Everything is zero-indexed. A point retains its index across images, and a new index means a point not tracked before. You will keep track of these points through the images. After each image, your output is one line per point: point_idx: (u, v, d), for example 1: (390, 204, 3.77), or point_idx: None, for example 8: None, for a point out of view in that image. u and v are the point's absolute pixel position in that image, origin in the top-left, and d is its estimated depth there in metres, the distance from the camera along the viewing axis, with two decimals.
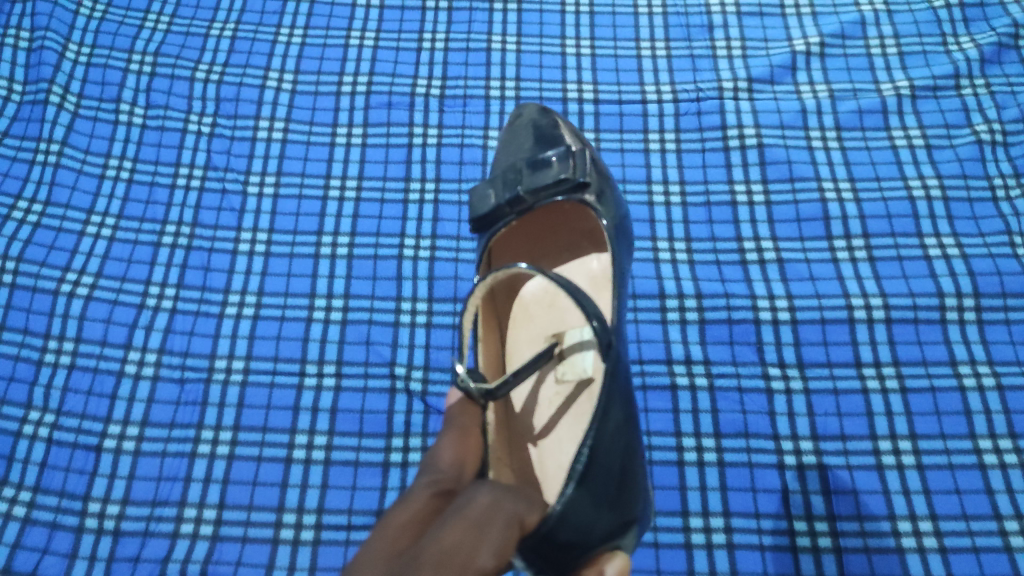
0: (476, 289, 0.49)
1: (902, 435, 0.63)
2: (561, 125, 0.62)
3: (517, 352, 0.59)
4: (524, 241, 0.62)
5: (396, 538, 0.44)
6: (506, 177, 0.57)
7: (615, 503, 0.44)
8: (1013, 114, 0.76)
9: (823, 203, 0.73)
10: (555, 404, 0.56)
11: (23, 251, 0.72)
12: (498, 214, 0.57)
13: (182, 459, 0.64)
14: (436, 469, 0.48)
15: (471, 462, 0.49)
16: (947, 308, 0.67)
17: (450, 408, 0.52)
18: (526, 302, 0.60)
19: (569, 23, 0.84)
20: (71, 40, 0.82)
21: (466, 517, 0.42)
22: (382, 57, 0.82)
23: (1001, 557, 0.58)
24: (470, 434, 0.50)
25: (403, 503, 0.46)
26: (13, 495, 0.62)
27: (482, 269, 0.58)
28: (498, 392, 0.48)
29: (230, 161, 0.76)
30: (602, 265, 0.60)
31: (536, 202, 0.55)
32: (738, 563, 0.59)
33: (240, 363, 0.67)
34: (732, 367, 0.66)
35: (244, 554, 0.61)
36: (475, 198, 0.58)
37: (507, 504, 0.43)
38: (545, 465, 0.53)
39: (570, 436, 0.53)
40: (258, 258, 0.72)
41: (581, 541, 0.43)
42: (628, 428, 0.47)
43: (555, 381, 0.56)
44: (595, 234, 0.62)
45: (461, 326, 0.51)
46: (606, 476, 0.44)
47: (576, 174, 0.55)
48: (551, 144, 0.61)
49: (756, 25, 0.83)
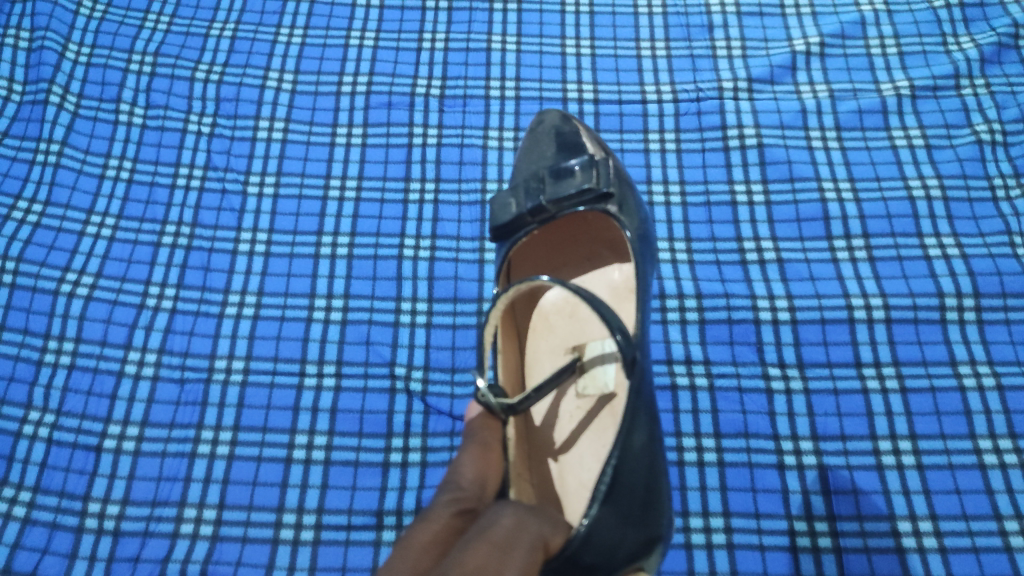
0: (498, 300, 0.50)
1: (902, 435, 0.63)
2: (583, 132, 0.62)
3: (538, 364, 0.59)
4: (543, 250, 0.62)
5: (418, 559, 0.44)
6: (529, 186, 0.57)
7: (640, 521, 0.44)
8: (1013, 114, 0.76)
9: (823, 203, 0.73)
10: (575, 418, 0.56)
11: (23, 251, 0.72)
12: (520, 223, 0.57)
13: (182, 459, 0.64)
14: (458, 486, 0.48)
15: (492, 479, 0.49)
16: (947, 308, 0.68)
17: (471, 421, 0.52)
18: (546, 312, 0.60)
19: (570, 23, 0.84)
20: (71, 40, 0.82)
21: (489, 540, 0.42)
22: (382, 57, 0.82)
23: (1001, 557, 0.58)
24: (491, 450, 0.50)
25: (424, 522, 0.46)
26: (13, 495, 0.62)
27: (501, 280, 0.58)
28: (519, 406, 0.49)
29: (230, 161, 0.76)
30: (623, 276, 0.60)
31: (558, 212, 0.56)
32: (738, 563, 0.59)
33: (240, 364, 0.67)
34: (732, 367, 0.66)
35: (245, 554, 0.61)
36: (497, 207, 0.59)
37: (532, 526, 0.43)
38: (565, 480, 0.53)
39: (591, 452, 0.54)
40: (258, 258, 0.72)
41: (605, 562, 0.43)
42: (653, 445, 0.47)
43: (576, 396, 0.56)
44: (616, 243, 0.61)
45: (481, 338, 0.51)
46: (632, 494, 0.44)
47: (599, 184, 0.55)
48: (574, 153, 0.61)
49: (756, 25, 0.83)
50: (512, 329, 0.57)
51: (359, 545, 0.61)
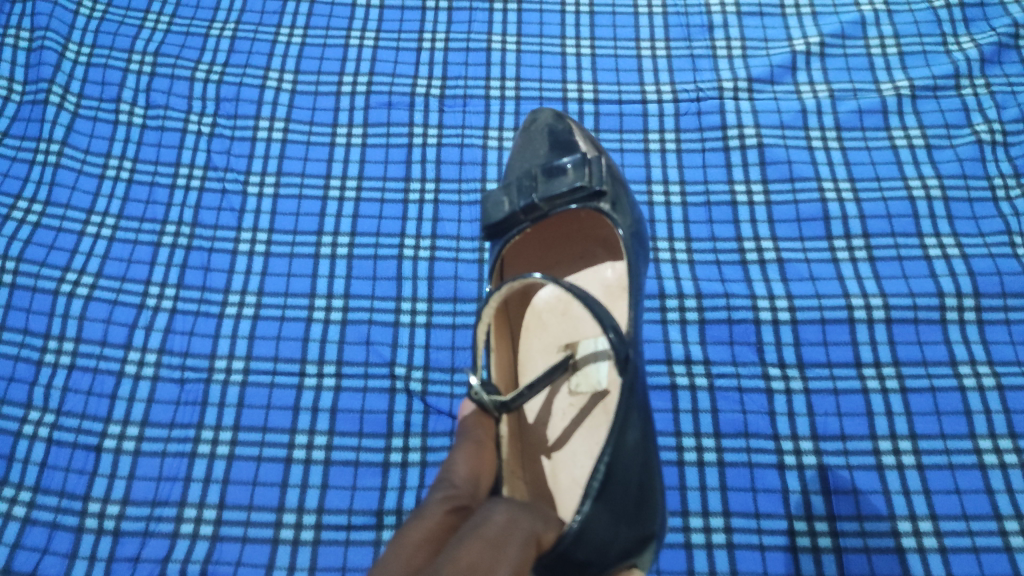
0: (490, 298, 0.49)
1: (902, 435, 0.63)
2: (576, 130, 0.62)
3: (530, 361, 0.59)
4: (537, 248, 0.62)
5: (411, 556, 0.43)
6: (522, 184, 0.57)
7: (634, 518, 0.45)
8: (1014, 114, 0.76)
9: (823, 203, 0.73)
10: (568, 416, 0.56)
11: (23, 251, 0.72)
12: (512, 221, 0.57)
13: (182, 459, 0.64)
14: (451, 484, 0.48)
15: (485, 477, 0.49)
16: (947, 308, 0.67)
17: (464, 420, 0.51)
18: (540, 310, 0.60)
19: (569, 23, 0.84)
20: (71, 40, 0.82)
21: (483, 536, 0.42)
22: (382, 57, 0.82)
23: (1001, 557, 0.58)
24: (485, 447, 0.49)
25: (418, 520, 0.46)
26: (13, 495, 0.62)
27: (495, 278, 0.58)
28: (512, 404, 0.49)
29: (230, 161, 0.76)
30: (616, 274, 0.60)
31: (551, 210, 0.56)
32: (738, 563, 0.59)
33: (240, 364, 0.67)
34: (732, 367, 0.66)
35: (245, 554, 0.61)
36: (490, 205, 0.59)
37: (524, 522, 0.43)
38: (558, 477, 0.53)
39: (584, 449, 0.54)
40: (258, 258, 0.72)
41: (599, 560, 0.43)
42: (647, 443, 0.47)
43: (569, 393, 0.56)
44: (609, 241, 0.61)
45: (475, 338, 0.50)
46: (625, 491, 0.44)
47: (591, 182, 0.55)
48: (566, 151, 0.61)
49: (756, 25, 0.83)
50: (505, 327, 0.57)
51: (359, 545, 0.61)
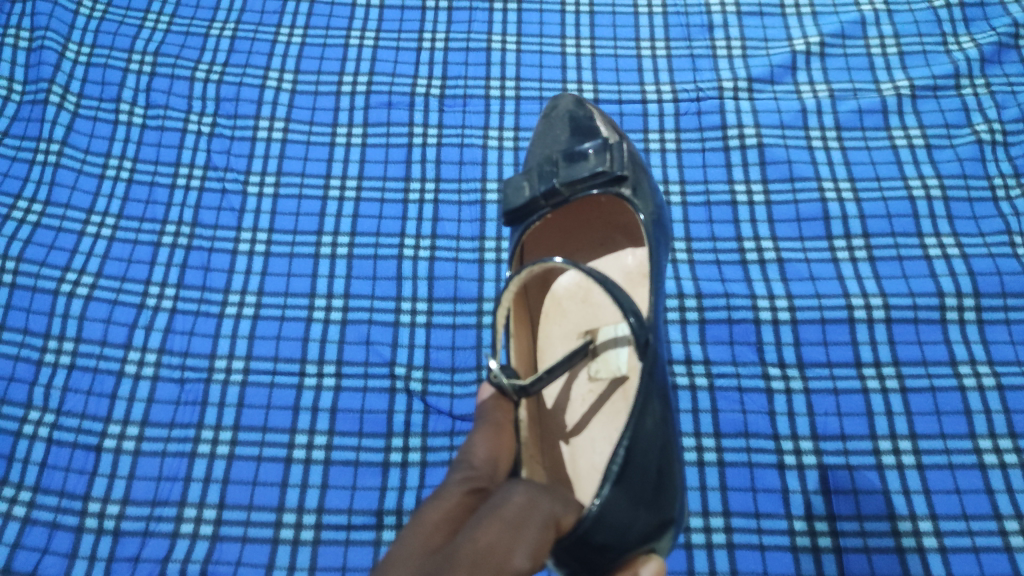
0: (509, 285, 0.49)
1: (902, 435, 0.63)
2: (598, 116, 0.62)
3: (550, 348, 0.59)
4: (556, 235, 0.62)
5: (429, 536, 0.43)
6: (542, 170, 0.57)
7: (653, 503, 0.44)
8: (1014, 114, 0.76)
9: (823, 203, 0.73)
10: (587, 401, 0.55)
11: (23, 250, 0.72)
12: (532, 207, 0.57)
13: (182, 459, 0.64)
14: (470, 465, 0.47)
15: (504, 459, 0.48)
16: (947, 308, 0.67)
17: (483, 403, 0.50)
18: (559, 297, 0.61)
19: (569, 23, 0.84)
20: (71, 40, 0.82)
21: (502, 517, 0.41)
22: (382, 57, 0.82)
23: (1001, 557, 0.58)
24: (504, 430, 0.49)
25: (437, 500, 0.45)
26: (13, 495, 0.62)
27: (514, 263, 0.58)
28: (531, 388, 0.49)
29: (230, 161, 0.76)
30: (637, 261, 0.60)
31: (572, 195, 0.56)
32: (738, 563, 0.59)
33: (240, 363, 0.67)
34: (732, 367, 0.66)
35: (244, 554, 0.61)
36: (510, 190, 0.58)
37: (544, 504, 0.42)
38: (577, 463, 0.53)
39: (603, 435, 0.53)
40: (258, 258, 0.72)
41: (617, 543, 0.43)
42: (665, 427, 0.47)
43: (588, 379, 0.56)
44: (630, 228, 0.62)
45: (496, 321, 0.50)
46: (644, 476, 0.44)
47: (613, 167, 0.55)
48: (587, 136, 0.61)
49: (756, 25, 0.83)
50: (524, 313, 0.57)
51: (358, 545, 0.61)
